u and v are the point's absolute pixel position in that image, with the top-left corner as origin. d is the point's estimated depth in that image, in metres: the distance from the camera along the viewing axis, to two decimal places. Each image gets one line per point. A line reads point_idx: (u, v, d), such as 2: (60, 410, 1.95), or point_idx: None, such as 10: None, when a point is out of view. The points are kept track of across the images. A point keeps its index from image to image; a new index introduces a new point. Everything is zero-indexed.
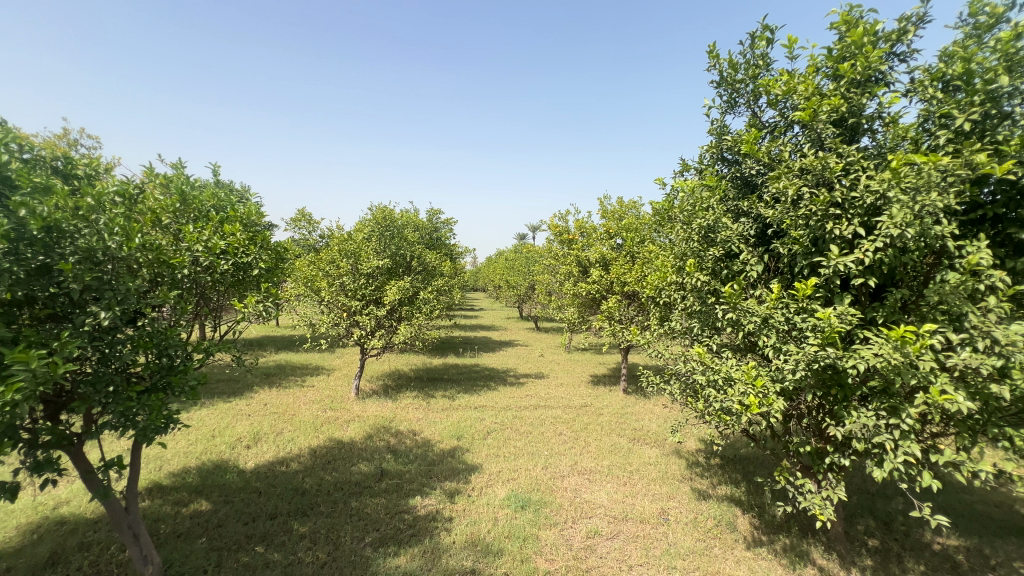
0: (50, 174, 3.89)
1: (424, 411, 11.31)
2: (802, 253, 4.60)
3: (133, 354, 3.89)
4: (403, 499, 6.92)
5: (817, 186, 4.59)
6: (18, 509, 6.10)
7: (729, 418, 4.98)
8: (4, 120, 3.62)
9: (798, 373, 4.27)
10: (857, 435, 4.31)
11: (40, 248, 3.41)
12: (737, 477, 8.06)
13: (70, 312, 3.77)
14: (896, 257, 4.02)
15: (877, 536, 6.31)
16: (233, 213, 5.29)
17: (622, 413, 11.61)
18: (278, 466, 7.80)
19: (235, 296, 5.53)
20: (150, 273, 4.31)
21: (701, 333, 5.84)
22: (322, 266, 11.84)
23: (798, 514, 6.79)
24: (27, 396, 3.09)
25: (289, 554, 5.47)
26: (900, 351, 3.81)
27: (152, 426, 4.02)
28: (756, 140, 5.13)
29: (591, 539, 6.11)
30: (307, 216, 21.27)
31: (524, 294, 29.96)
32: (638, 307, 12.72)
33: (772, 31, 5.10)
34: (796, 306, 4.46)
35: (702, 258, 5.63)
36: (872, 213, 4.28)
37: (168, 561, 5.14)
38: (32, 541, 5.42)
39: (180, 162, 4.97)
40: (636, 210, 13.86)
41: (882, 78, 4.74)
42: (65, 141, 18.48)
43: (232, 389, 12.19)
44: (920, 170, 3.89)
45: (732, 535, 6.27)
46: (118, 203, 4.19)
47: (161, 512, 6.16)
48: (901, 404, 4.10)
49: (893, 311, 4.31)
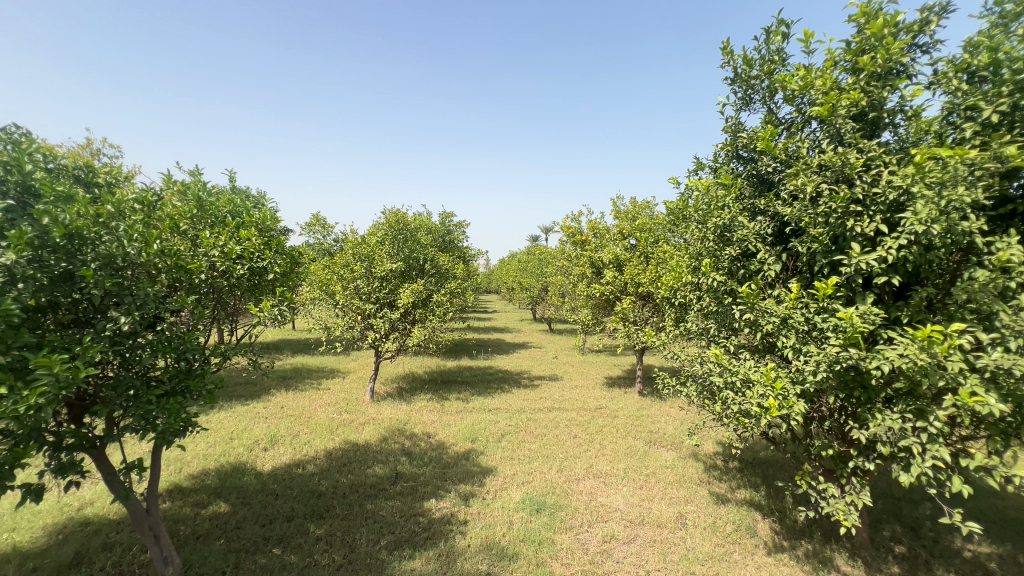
0: (72, 182, 3.96)
1: (438, 413, 11.33)
2: (822, 251, 4.49)
3: (152, 359, 3.95)
4: (418, 502, 6.92)
5: (837, 182, 4.46)
6: (44, 509, 6.25)
7: (748, 421, 4.87)
8: (31, 131, 3.72)
9: (819, 374, 4.16)
10: (882, 438, 4.17)
11: (63, 255, 3.45)
12: (756, 481, 7.89)
13: (91, 317, 3.84)
14: (921, 254, 3.90)
15: (904, 542, 6.12)
16: (249, 218, 5.37)
17: (638, 415, 11.50)
18: (296, 468, 7.88)
19: (251, 300, 5.74)
20: (169, 278, 4.37)
21: (717, 334, 5.75)
22: (336, 270, 11.91)
23: (820, 519, 6.61)
24: (50, 400, 3.14)
25: (305, 556, 5.50)
26: (927, 351, 3.67)
27: (172, 429, 4.03)
28: (772, 137, 5.01)
29: (608, 543, 6.02)
30: (321, 221, 21.51)
31: (537, 296, 29.91)
32: (653, 308, 12.55)
33: (787, 26, 5.00)
34: (816, 306, 4.35)
35: (718, 258, 5.54)
36: (895, 209, 4.14)
37: (187, 562, 5.21)
38: (58, 541, 5.54)
39: (197, 169, 5.03)
40: (649, 210, 13.73)
41: (904, 70, 4.60)
42: (88, 151, 19.15)
43: (250, 392, 12.37)
44: (946, 163, 3.77)
45: (753, 540, 6.14)
46: (138, 210, 4.26)
47: (181, 514, 6.26)
48: (929, 407, 3.97)
49: (919, 310, 4.18)
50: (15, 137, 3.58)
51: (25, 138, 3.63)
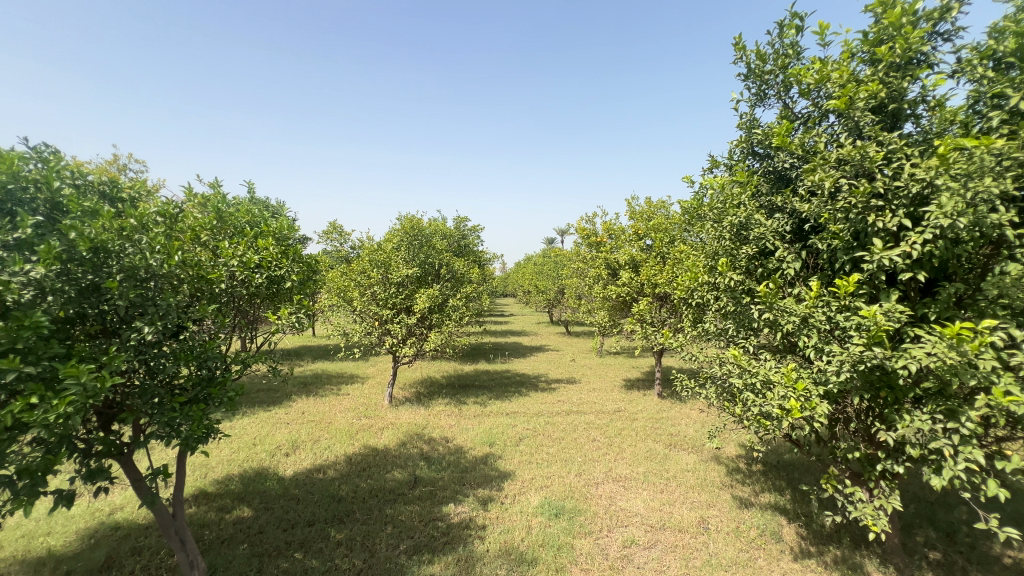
0: (98, 197, 4.10)
1: (456, 418, 11.35)
2: (842, 248, 4.37)
3: (175, 367, 4.05)
4: (436, 506, 6.94)
5: (856, 177, 4.33)
6: (78, 514, 6.47)
7: (769, 423, 4.76)
8: (60, 150, 3.87)
9: (842, 375, 4.03)
10: (911, 439, 4.02)
11: (89, 268, 3.56)
12: (781, 484, 7.70)
13: (118, 327, 3.94)
14: (947, 249, 3.76)
15: (938, 548, 5.89)
16: (266, 227, 5.47)
17: (657, 418, 11.35)
18: (317, 473, 7.99)
19: (271, 308, 5.81)
20: (191, 288, 4.47)
21: (736, 334, 5.65)
22: (353, 276, 12.05)
23: (849, 524, 6.42)
24: (79, 409, 3.23)
25: (326, 561, 5.56)
26: (956, 350, 3.52)
27: (195, 436, 4.12)
28: (788, 132, 4.90)
29: (628, 548, 5.94)
30: (339, 227, 21.85)
31: (554, 299, 29.88)
32: (670, 309, 12.38)
33: (802, 19, 4.89)
34: (837, 304, 4.22)
35: (735, 257, 5.44)
36: (919, 203, 4.01)
37: (213, 566, 5.33)
38: (90, 545, 5.72)
39: (217, 182, 5.16)
40: (665, 210, 13.56)
41: (925, 59, 4.46)
42: (116, 166, 19.88)
43: (273, 398, 12.61)
44: (972, 154, 3.64)
45: (778, 546, 5.99)
46: (160, 222, 4.38)
47: (206, 518, 6.40)
48: (960, 407, 3.82)
49: (947, 306, 4.02)
50: (45, 156, 3.73)
51: (53, 156, 3.77)
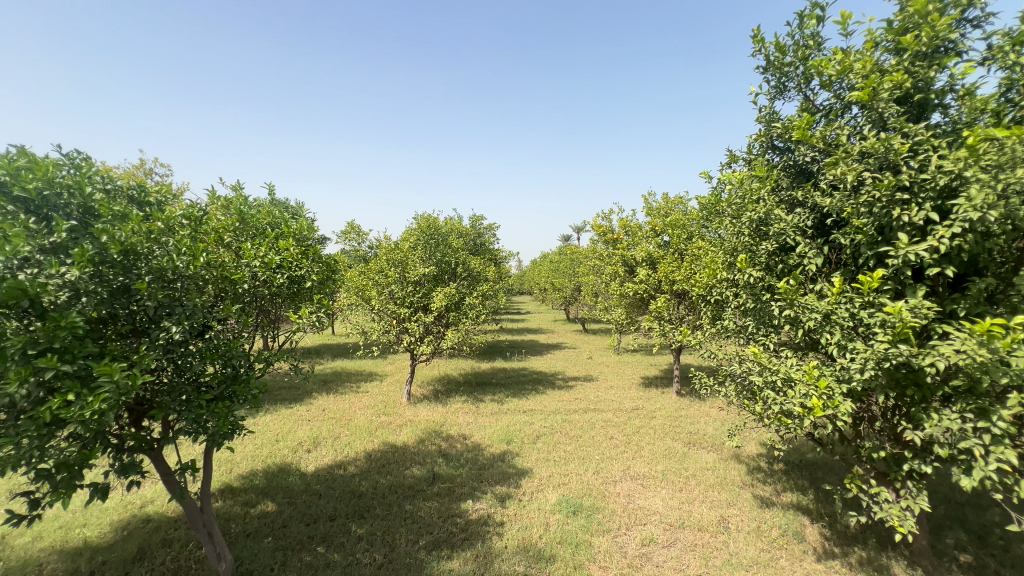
0: (127, 202, 4.24)
1: (474, 415, 11.42)
2: (866, 243, 4.26)
3: (202, 365, 4.18)
4: (455, 502, 7.01)
5: (881, 170, 4.22)
6: (111, 506, 6.72)
7: (790, 421, 4.68)
8: (90, 156, 4.02)
9: (866, 373, 3.94)
10: (939, 439, 3.91)
11: (120, 269, 3.68)
12: (803, 484, 7.56)
13: (147, 327, 4.07)
14: (977, 243, 3.64)
15: (969, 551, 5.73)
16: (286, 229, 5.59)
17: (676, 416, 11.24)
18: (337, 469, 8.14)
19: (292, 307, 5.93)
20: (216, 289, 4.59)
21: (756, 332, 5.57)
22: (371, 275, 12.17)
23: (875, 525, 6.27)
24: (112, 405, 3.36)
25: (347, 555, 5.67)
26: (987, 347, 3.41)
27: (221, 432, 4.24)
28: (809, 125, 4.80)
29: (646, 547, 5.92)
30: (356, 227, 22.21)
31: (570, 296, 29.76)
32: (688, 306, 12.24)
33: (823, 8, 4.79)
34: (861, 301, 4.12)
35: (755, 253, 5.35)
36: (947, 195, 3.88)
37: (239, 558, 5.49)
38: (124, 536, 5.94)
39: (239, 184, 5.29)
40: (682, 205, 13.36)
41: (953, 47, 4.32)
42: (142, 170, 20.53)
43: (295, 396, 12.88)
44: (1003, 145, 3.51)
45: (800, 546, 5.90)
46: (185, 225, 4.50)
47: (232, 512, 6.58)
48: (991, 406, 3.70)
49: (977, 302, 3.91)
50: (77, 162, 3.87)
51: (84, 162, 3.92)
